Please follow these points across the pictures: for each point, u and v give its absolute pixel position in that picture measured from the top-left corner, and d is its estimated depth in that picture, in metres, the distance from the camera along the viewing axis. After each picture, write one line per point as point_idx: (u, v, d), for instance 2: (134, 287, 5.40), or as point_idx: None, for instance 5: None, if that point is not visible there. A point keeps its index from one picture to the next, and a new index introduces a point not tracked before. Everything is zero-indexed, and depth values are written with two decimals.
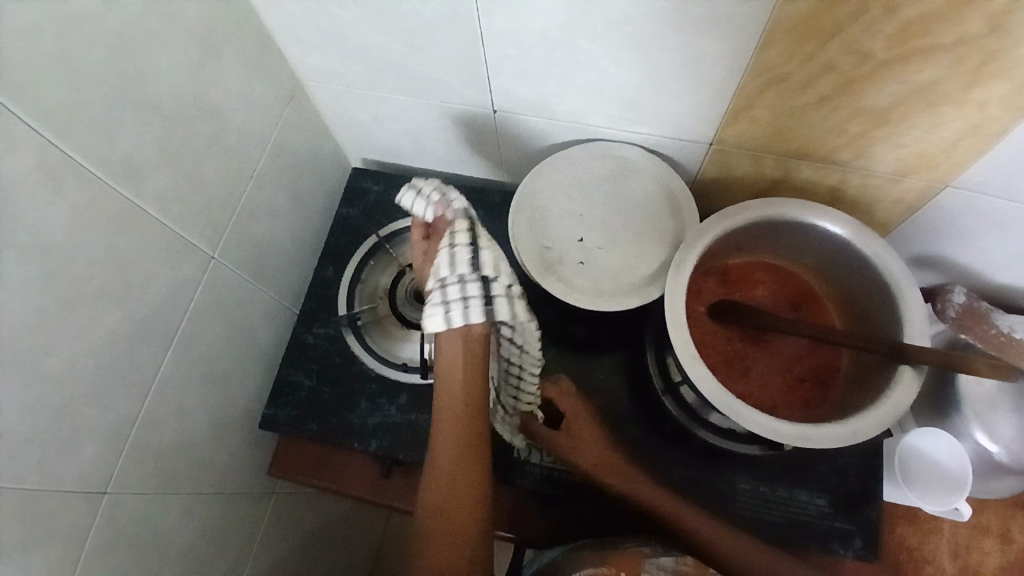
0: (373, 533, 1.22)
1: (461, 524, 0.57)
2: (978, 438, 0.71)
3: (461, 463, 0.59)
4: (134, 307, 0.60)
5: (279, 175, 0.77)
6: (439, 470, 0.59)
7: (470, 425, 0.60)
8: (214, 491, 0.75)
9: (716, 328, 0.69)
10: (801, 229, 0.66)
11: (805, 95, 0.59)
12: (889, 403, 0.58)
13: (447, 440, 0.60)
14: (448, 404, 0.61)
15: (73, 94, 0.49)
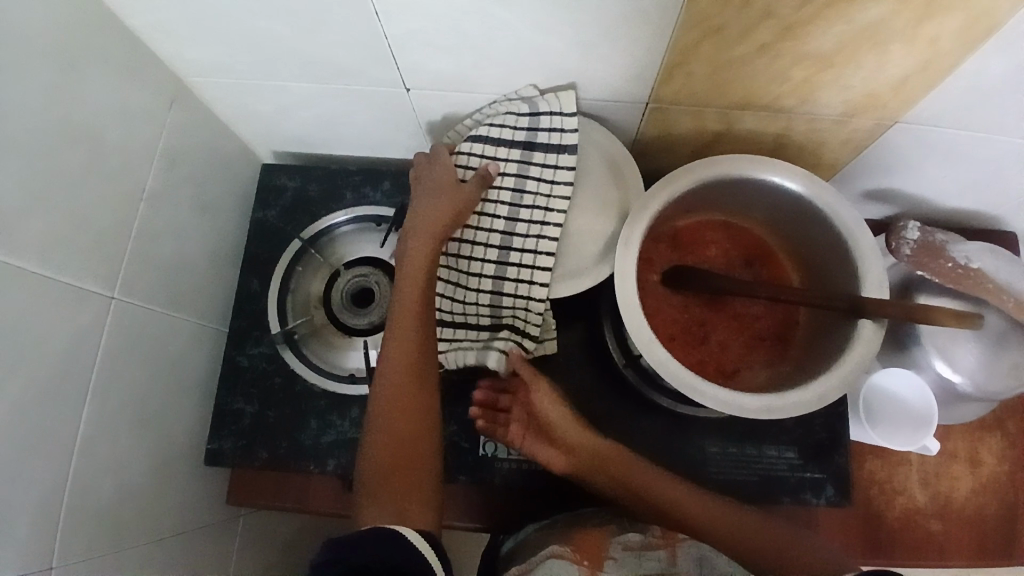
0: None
1: (404, 457, 0.57)
2: (938, 370, 0.68)
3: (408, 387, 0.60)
4: (33, 378, 0.53)
5: (176, 189, 0.68)
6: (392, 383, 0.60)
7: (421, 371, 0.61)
8: (176, 536, 0.70)
9: (670, 297, 0.66)
10: (750, 184, 0.61)
11: (744, 45, 0.53)
12: (851, 364, 0.56)
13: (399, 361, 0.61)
14: (407, 319, 0.62)
15: None
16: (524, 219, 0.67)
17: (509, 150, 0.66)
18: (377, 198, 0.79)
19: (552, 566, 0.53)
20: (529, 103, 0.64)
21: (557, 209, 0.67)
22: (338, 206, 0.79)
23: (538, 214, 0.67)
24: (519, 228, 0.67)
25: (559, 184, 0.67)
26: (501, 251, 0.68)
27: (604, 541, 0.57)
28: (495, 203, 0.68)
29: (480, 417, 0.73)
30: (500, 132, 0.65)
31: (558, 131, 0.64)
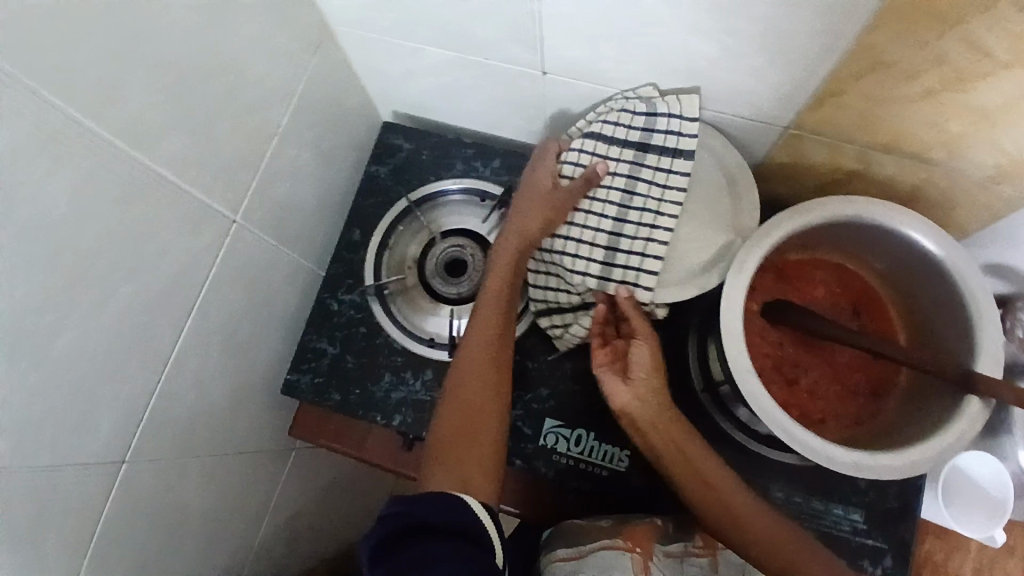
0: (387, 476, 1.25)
1: (468, 430, 0.59)
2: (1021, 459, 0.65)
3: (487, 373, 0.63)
4: (151, 279, 0.57)
5: (306, 130, 0.70)
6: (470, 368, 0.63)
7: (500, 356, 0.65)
8: (235, 453, 0.75)
9: (766, 329, 0.64)
10: (880, 232, 0.59)
11: (906, 87, 0.51)
12: (951, 438, 0.54)
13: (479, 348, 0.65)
14: (489, 315, 0.66)
15: (66, 47, 0.44)
16: (636, 221, 0.65)
17: (620, 150, 0.65)
18: (486, 173, 0.80)
19: (607, 560, 0.57)
20: (648, 104, 0.62)
21: (667, 213, 0.65)
22: (447, 174, 0.81)
23: (647, 218, 0.65)
24: (627, 229, 0.66)
25: (672, 188, 0.65)
26: (607, 247, 0.66)
27: (654, 537, 0.60)
28: (603, 202, 0.66)
29: (546, 406, 0.73)
30: (613, 129, 0.64)
31: (675, 134, 0.62)
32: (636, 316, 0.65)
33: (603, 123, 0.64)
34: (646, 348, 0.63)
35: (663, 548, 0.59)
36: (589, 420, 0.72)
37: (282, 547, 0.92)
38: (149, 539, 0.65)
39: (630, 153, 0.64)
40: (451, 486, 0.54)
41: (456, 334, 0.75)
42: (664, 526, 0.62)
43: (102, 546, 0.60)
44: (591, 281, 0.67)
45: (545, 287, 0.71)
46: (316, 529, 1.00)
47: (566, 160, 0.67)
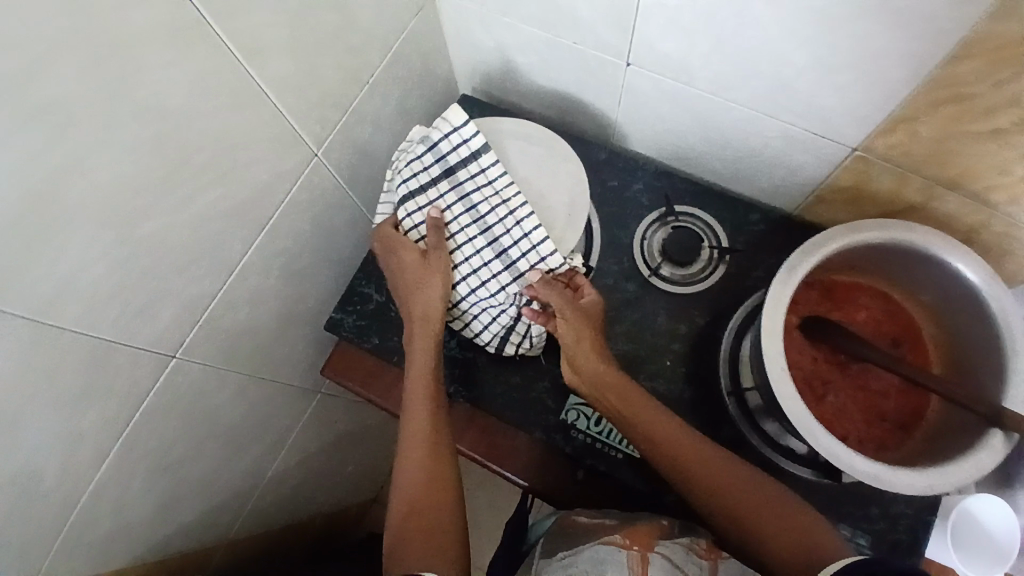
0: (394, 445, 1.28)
1: (429, 500, 0.63)
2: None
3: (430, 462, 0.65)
4: (234, 189, 0.60)
5: (393, 86, 0.74)
6: (414, 452, 0.65)
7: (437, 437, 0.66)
8: (268, 379, 0.78)
9: (803, 344, 0.66)
10: (929, 262, 0.60)
11: (978, 123, 0.53)
12: (972, 465, 0.54)
13: (411, 444, 0.66)
14: (419, 393, 0.68)
15: None
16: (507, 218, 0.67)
17: (436, 189, 0.68)
18: None
19: (599, 553, 0.55)
20: (425, 142, 0.68)
21: (510, 200, 0.67)
22: None
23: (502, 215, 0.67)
24: (492, 224, 0.68)
25: (497, 179, 0.68)
26: (492, 243, 0.68)
27: (656, 536, 0.57)
28: (462, 232, 0.68)
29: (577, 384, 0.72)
30: (418, 181, 0.68)
31: (463, 144, 0.67)
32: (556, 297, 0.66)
33: (394, 183, 0.70)
34: (573, 321, 0.66)
35: (665, 539, 0.57)
36: None
37: (289, 483, 0.95)
38: (174, 440, 0.68)
39: (451, 197, 0.68)
40: (416, 565, 0.57)
41: None
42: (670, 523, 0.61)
43: (134, 434, 0.62)
44: (512, 292, 0.69)
45: (489, 325, 0.72)
46: (321, 476, 1.04)
47: (408, 229, 0.70)
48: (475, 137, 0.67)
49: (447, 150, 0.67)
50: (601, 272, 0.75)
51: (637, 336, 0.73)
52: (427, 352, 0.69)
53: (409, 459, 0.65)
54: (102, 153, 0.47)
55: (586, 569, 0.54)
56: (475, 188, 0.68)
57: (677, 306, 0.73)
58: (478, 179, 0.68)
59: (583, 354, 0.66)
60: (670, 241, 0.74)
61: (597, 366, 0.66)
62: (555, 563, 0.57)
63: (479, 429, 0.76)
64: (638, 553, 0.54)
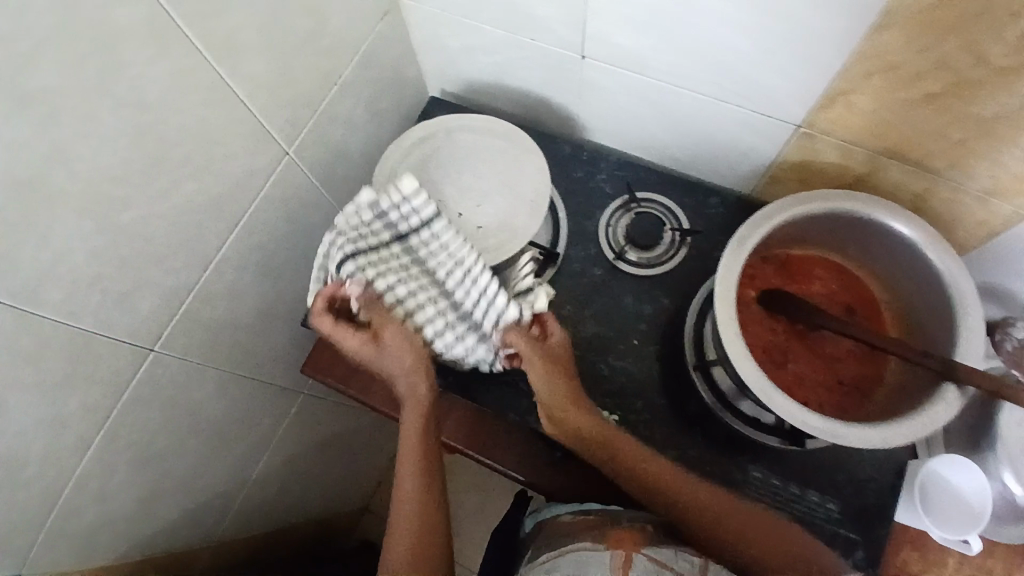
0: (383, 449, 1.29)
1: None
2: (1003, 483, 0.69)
3: (430, 549, 0.58)
4: (209, 184, 0.63)
5: (364, 87, 0.77)
6: (402, 526, 0.59)
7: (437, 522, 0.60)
8: (249, 375, 0.80)
9: (762, 317, 0.68)
10: (874, 228, 0.62)
11: (912, 90, 0.56)
12: (925, 417, 0.55)
13: (403, 535, 0.59)
14: (410, 456, 0.62)
15: None
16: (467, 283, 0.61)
17: (388, 254, 0.62)
18: None
19: (579, 558, 0.52)
20: (371, 207, 0.61)
21: (467, 263, 0.61)
22: None
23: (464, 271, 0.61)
24: (448, 279, 0.62)
25: (451, 240, 0.62)
26: (455, 307, 0.63)
27: (645, 543, 0.54)
28: (414, 300, 0.61)
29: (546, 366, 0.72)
30: (367, 248, 0.62)
31: (412, 209, 0.61)
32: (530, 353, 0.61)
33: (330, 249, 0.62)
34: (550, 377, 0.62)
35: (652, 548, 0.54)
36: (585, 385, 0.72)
37: (274, 484, 0.97)
38: (156, 434, 0.70)
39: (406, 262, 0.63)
40: None
41: None
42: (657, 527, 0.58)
43: (116, 424, 0.64)
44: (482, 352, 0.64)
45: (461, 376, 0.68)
46: (308, 477, 1.05)
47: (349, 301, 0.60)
48: (420, 198, 0.61)
49: (396, 213, 0.61)
50: (568, 258, 0.77)
51: (605, 317, 0.74)
52: (421, 438, 0.63)
53: (398, 534, 0.59)
54: (80, 146, 0.50)
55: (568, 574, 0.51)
56: (432, 248, 0.62)
57: (642, 286, 0.75)
58: (433, 240, 0.62)
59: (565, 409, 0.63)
60: (633, 226, 0.76)
61: (579, 416, 0.64)
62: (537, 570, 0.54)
63: (458, 419, 0.77)
64: (623, 554, 0.52)
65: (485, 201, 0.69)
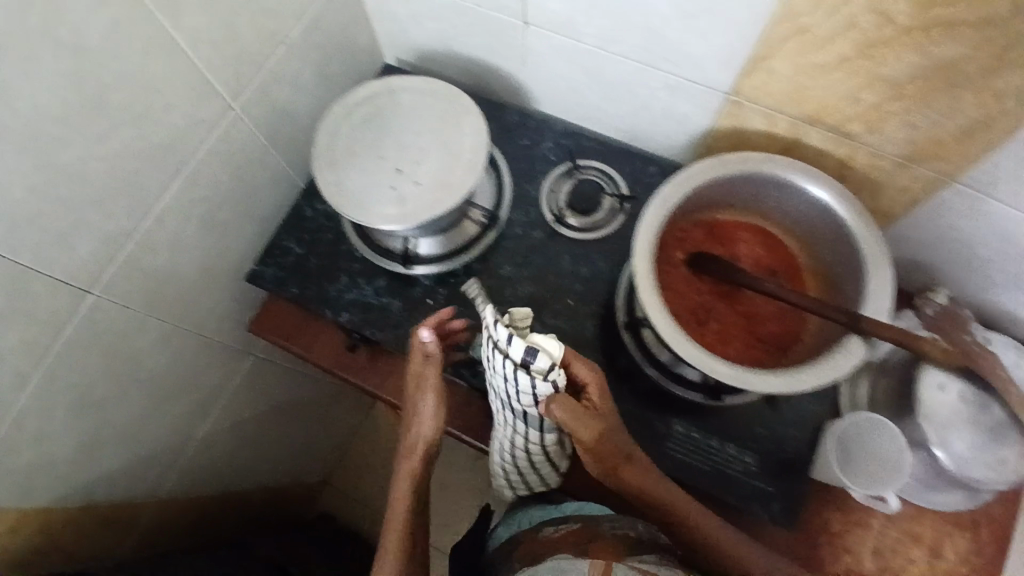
0: (326, 420, 1.35)
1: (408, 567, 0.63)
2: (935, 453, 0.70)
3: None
4: (150, 132, 0.65)
5: (311, 50, 0.79)
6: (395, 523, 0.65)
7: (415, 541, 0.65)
8: (193, 330, 0.82)
9: (689, 278, 0.70)
10: (791, 190, 0.64)
11: (824, 53, 0.58)
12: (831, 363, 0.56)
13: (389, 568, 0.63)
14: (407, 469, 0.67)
15: None
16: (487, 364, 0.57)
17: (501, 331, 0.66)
18: None
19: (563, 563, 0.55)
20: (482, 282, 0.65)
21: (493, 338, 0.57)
22: None
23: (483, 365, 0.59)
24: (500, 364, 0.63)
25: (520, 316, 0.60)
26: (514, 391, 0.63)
27: (622, 552, 0.57)
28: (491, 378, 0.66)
29: (483, 324, 0.75)
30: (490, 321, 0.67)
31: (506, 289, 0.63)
32: (582, 425, 0.58)
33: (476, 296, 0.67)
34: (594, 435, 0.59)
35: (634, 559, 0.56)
36: None
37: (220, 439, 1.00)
38: (96, 380, 0.71)
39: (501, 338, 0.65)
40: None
41: (412, 249, 0.75)
42: (637, 534, 0.62)
43: (56, 365, 0.66)
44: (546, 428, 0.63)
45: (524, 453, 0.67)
46: (255, 436, 1.10)
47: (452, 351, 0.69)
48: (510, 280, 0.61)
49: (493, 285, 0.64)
50: (509, 222, 0.79)
51: (541, 278, 0.76)
52: (407, 495, 0.66)
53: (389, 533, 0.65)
54: (16, 83, 0.51)
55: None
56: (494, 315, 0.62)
57: (577, 248, 0.77)
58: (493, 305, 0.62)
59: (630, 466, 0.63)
60: (573, 192, 0.78)
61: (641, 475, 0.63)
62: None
63: (400, 377, 0.80)
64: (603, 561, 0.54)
65: (423, 158, 0.69)
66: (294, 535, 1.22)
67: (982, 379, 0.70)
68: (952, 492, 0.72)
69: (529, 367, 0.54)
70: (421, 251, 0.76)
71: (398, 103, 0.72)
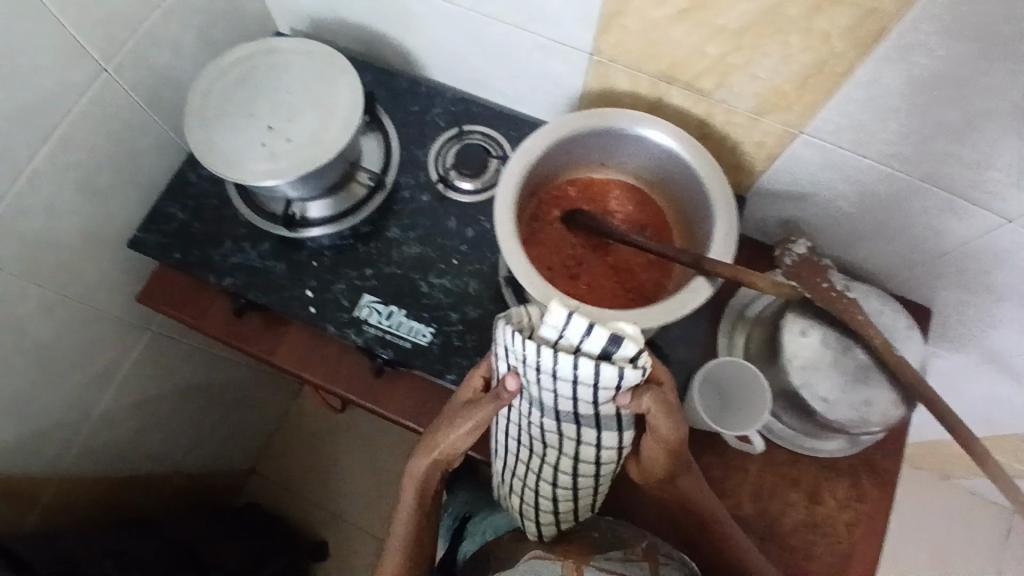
0: (247, 405, 1.34)
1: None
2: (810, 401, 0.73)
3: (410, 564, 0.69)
4: (15, 91, 0.64)
5: (192, 16, 0.79)
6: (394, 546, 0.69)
7: (420, 528, 0.69)
8: (77, 299, 0.82)
9: (563, 233, 0.72)
10: (650, 144, 0.68)
11: (666, 7, 0.61)
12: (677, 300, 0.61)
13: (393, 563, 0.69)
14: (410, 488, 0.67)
15: None
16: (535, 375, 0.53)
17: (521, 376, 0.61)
18: None
19: (536, 564, 0.63)
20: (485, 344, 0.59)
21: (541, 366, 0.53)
22: None
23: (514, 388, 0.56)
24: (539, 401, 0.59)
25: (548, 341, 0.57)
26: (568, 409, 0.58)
27: (588, 553, 0.64)
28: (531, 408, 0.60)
29: (368, 282, 0.75)
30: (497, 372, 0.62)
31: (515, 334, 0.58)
32: (669, 423, 0.56)
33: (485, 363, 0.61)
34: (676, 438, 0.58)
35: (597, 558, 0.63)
36: (405, 299, 0.75)
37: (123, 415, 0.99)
38: None
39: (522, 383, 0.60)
40: None
41: (301, 214, 0.75)
42: (600, 536, 0.68)
43: None
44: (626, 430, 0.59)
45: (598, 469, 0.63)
46: (165, 414, 1.09)
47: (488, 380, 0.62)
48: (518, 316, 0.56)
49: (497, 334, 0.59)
50: (397, 185, 0.79)
51: (426, 239, 0.77)
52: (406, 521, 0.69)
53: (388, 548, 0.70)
54: None
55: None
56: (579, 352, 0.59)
57: (460, 209, 0.78)
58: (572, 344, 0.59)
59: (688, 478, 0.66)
60: (459, 155, 0.79)
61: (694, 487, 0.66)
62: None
63: (291, 342, 0.81)
64: (572, 563, 0.63)
65: (296, 116, 0.69)
66: (211, 520, 1.21)
67: (845, 325, 0.73)
68: (836, 439, 0.78)
69: (611, 356, 0.52)
70: (312, 215, 0.75)
71: (275, 66, 0.73)
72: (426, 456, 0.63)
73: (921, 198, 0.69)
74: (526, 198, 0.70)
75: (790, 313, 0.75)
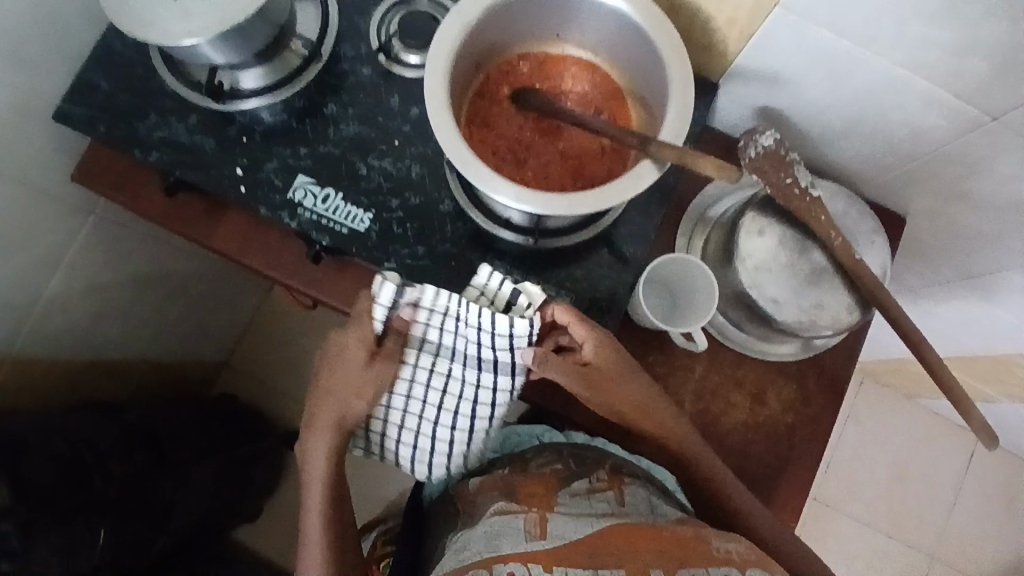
0: (215, 300, 1.33)
1: (335, 537, 0.66)
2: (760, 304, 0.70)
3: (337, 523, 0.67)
4: None
5: None
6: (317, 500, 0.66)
7: (340, 513, 0.67)
8: (10, 177, 0.78)
9: (511, 112, 0.67)
10: (607, 10, 0.61)
11: None
12: (611, 189, 0.56)
13: (315, 525, 0.66)
14: (318, 442, 0.65)
15: None
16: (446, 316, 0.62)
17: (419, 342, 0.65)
18: None
19: (499, 525, 0.56)
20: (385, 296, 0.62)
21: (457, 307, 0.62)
22: None
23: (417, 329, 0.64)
24: (442, 353, 0.64)
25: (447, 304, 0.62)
26: (466, 362, 0.64)
27: (552, 493, 0.61)
28: (429, 366, 0.65)
29: (304, 163, 0.71)
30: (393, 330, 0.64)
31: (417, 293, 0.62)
32: (580, 338, 0.62)
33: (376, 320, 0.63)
34: (599, 358, 0.63)
35: (566, 490, 0.61)
36: (344, 182, 0.71)
37: (79, 303, 0.99)
38: None
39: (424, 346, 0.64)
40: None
41: (233, 84, 0.71)
42: (565, 467, 0.67)
43: None
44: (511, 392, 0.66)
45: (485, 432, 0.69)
46: (124, 304, 1.08)
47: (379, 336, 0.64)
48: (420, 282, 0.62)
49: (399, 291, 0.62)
50: (337, 57, 0.73)
51: (368, 119, 0.72)
52: (324, 479, 0.66)
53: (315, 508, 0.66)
54: None
55: (483, 541, 0.55)
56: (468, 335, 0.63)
57: (405, 87, 0.73)
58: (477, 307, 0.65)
59: (648, 416, 0.66)
60: (403, 23, 0.72)
61: (657, 418, 0.66)
62: (449, 554, 0.58)
63: (230, 227, 0.76)
64: (536, 514, 0.57)
65: None
66: (177, 407, 1.22)
67: (803, 222, 0.69)
68: (788, 342, 0.76)
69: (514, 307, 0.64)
70: (245, 86, 0.71)
71: None
72: (332, 423, 0.65)
73: (898, 89, 0.63)
74: (470, 72, 0.65)
75: (748, 210, 0.71)
